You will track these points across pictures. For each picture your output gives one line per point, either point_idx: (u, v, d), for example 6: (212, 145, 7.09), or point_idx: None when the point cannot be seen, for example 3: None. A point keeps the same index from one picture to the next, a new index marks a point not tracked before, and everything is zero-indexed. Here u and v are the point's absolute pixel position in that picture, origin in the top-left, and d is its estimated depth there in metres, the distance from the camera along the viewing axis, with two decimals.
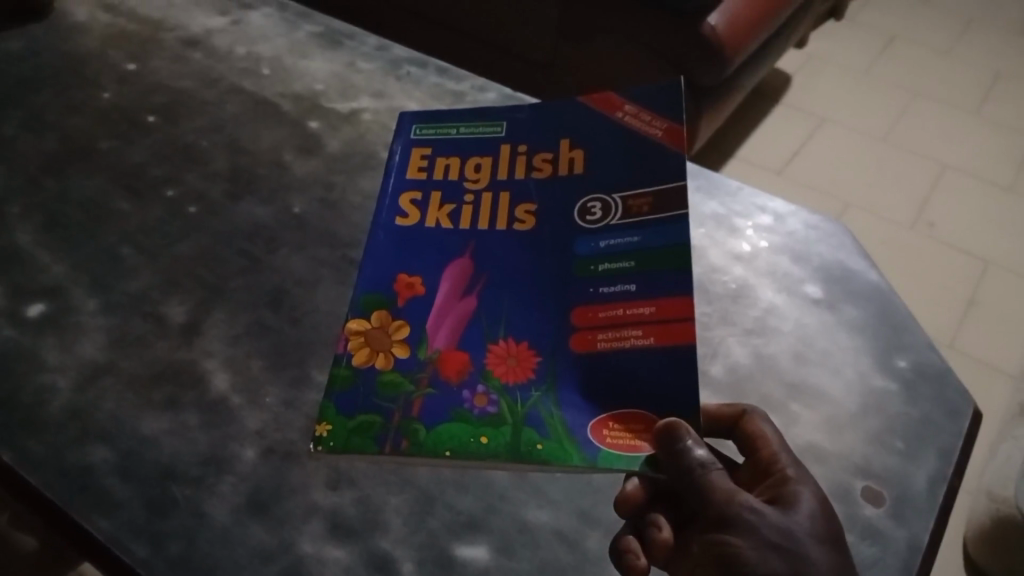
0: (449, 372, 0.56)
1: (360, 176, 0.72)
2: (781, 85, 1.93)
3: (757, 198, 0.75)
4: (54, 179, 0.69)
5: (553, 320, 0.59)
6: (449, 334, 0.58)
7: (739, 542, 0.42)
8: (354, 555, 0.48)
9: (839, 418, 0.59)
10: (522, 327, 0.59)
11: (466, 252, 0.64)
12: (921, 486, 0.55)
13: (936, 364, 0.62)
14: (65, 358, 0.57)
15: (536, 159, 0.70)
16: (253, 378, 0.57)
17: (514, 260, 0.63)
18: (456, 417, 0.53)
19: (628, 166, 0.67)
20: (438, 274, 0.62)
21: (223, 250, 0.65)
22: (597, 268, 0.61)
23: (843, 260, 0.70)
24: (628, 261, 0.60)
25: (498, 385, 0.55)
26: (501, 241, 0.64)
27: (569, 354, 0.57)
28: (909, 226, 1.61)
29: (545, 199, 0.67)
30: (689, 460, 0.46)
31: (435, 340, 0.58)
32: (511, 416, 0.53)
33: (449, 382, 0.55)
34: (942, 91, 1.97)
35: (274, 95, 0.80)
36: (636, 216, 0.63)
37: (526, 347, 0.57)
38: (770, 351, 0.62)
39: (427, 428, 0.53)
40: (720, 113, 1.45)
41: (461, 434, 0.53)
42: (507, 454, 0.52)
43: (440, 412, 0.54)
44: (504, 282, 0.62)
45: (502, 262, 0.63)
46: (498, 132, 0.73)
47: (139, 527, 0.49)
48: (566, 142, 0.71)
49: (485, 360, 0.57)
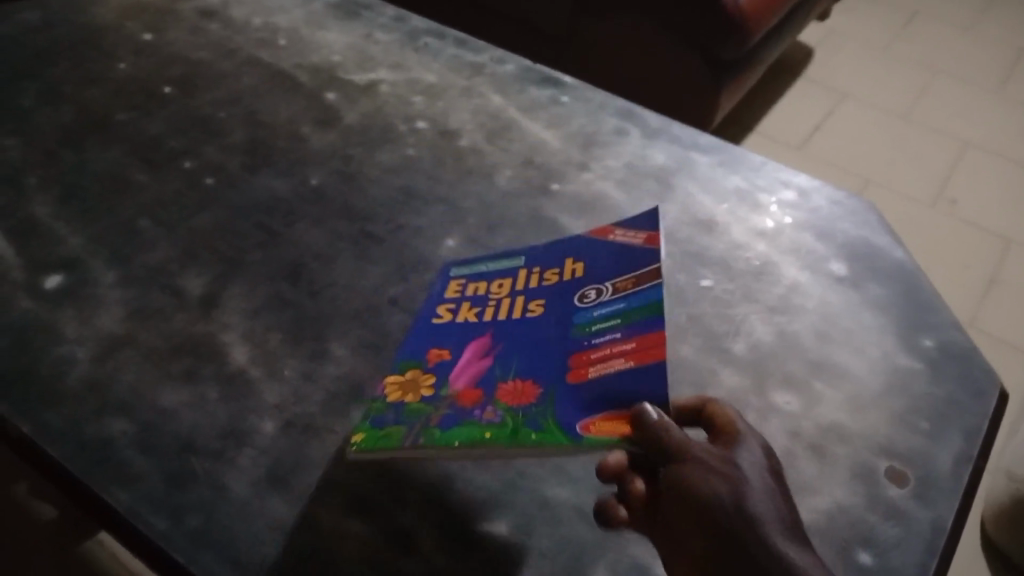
0: (464, 401, 0.52)
1: (378, 150, 0.71)
2: (802, 60, 1.90)
3: (780, 174, 0.74)
4: (71, 150, 0.69)
5: (552, 363, 0.53)
6: (471, 376, 0.53)
7: (687, 472, 0.41)
8: (372, 530, 0.48)
9: (863, 397, 0.58)
10: (529, 366, 0.53)
11: (484, 335, 0.56)
12: (944, 467, 0.54)
13: (961, 344, 0.61)
14: (83, 330, 0.57)
15: (542, 273, 0.61)
16: (272, 351, 0.56)
17: (525, 334, 0.56)
18: (466, 423, 0.50)
19: (623, 254, 0.60)
20: (461, 343, 0.56)
21: (240, 223, 0.65)
22: (591, 330, 0.54)
23: (868, 238, 0.69)
24: (615, 318, 0.54)
25: (505, 406, 0.51)
26: (517, 333, 0.56)
27: (564, 388, 0.51)
28: (930, 204, 1.58)
29: (557, 304, 0.57)
30: (648, 419, 0.44)
31: (454, 382, 0.53)
32: (512, 420, 0.50)
33: (466, 403, 0.51)
34: (965, 66, 1.94)
35: (292, 66, 0.79)
36: (626, 289, 0.55)
37: (530, 382, 0.52)
38: (794, 329, 0.61)
39: (441, 430, 0.50)
40: (739, 90, 1.42)
41: (469, 432, 0.49)
42: (512, 442, 0.48)
43: (455, 420, 0.50)
44: (515, 345, 0.55)
45: (517, 344, 0.55)
46: (511, 258, 0.63)
47: (158, 499, 0.48)
48: (573, 263, 0.61)
49: (499, 392, 0.52)
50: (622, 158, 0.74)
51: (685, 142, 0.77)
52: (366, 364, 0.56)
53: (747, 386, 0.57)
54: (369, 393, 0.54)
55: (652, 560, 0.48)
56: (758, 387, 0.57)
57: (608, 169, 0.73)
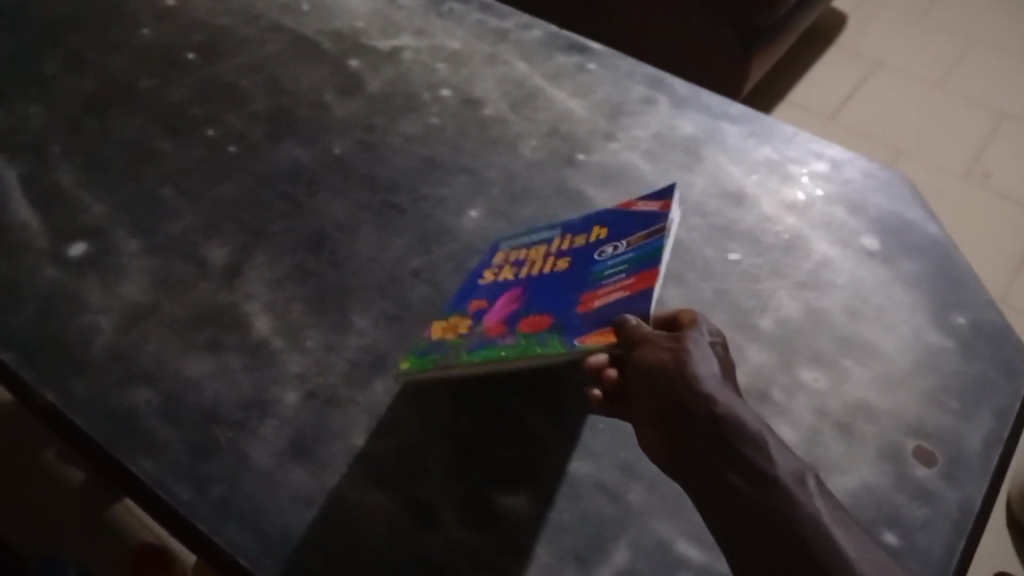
0: (493, 332, 0.50)
1: (401, 119, 0.71)
2: (835, 26, 1.86)
3: (812, 144, 0.73)
4: (95, 118, 0.69)
5: (568, 301, 0.50)
6: (504, 310, 0.51)
7: (646, 351, 0.43)
8: (393, 501, 0.48)
9: (893, 375, 0.56)
10: (547, 305, 0.50)
11: (518, 288, 0.53)
12: (975, 449, 0.53)
13: (995, 322, 0.60)
14: (107, 299, 0.57)
15: (573, 236, 0.56)
16: (294, 322, 0.56)
17: (554, 286, 0.52)
18: (489, 345, 0.49)
19: (643, 214, 0.54)
20: (501, 287, 0.54)
21: (263, 192, 0.64)
22: (607, 275, 0.50)
23: (901, 212, 0.68)
24: (623, 263, 0.50)
25: (521, 329, 0.49)
26: (548, 287, 0.52)
27: (570, 319, 0.48)
28: (964, 176, 1.55)
29: (581, 260, 0.53)
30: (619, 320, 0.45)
31: (488, 317, 0.51)
32: (525, 340, 0.48)
33: (492, 329, 0.50)
34: (1004, 34, 1.88)
35: (314, 32, 0.78)
36: (640, 238, 0.51)
37: (544, 315, 0.49)
38: (823, 305, 0.60)
39: (467, 352, 0.49)
40: (770, 58, 1.39)
41: (488, 351, 0.49)
42: (520, 356, 0.47)
43: (482, 342, 0.50)
44: (544, 289, 0.52)
45: (547, 294, 0.52)
46: (554, 227, 0.59)
47: (182, 469, 0.49)
48: (600, 228, 0.55)
49: (522, 320, 0.50)
50: (649, 128, 0.72)
51: (715, 111, 0.75)
52: (389, 335, 0.56)
53: (774, 363, 0.56)
54: (392, 365, 0.54)
55: (675, 536, 0.48)
56: (785, 364, 0.56)
57: (635, 139, 0.71)
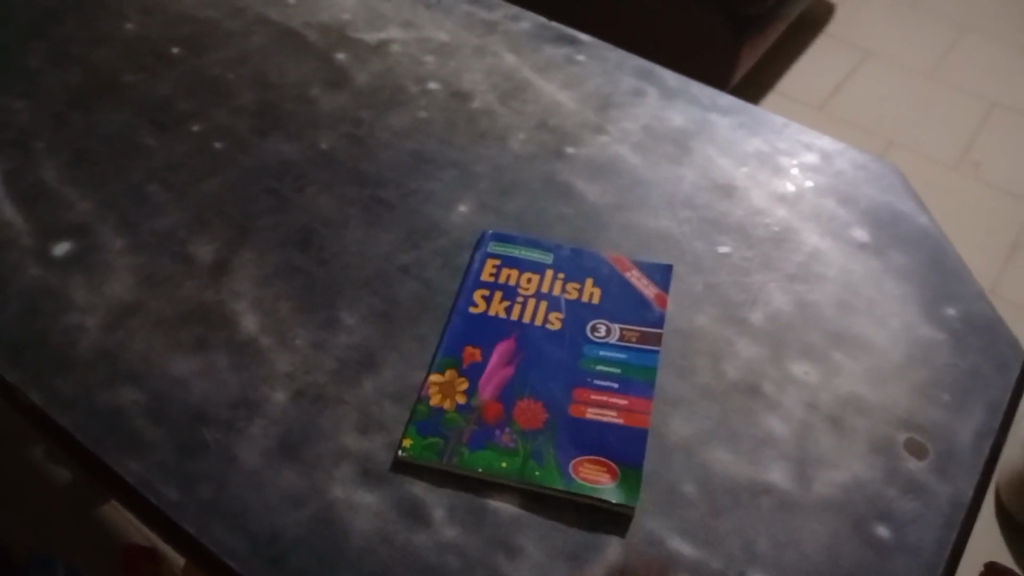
0: (490, 417, 0.52)
1: (389, 113, 0.70)
2: (826, 15, 1.85)
3: (802, 135, 0.72)
4: (79, 113, 0.68)
5: (562, 378, 0.54)
6: (498, 385, 0.53)
7: None
8: (384, 501, 0.48)
9: (884, 367, 0.56)
10: (543, 381, 0.54)
11: (509, 334, 0.56)
12: (966, 441, 0.53)
13: (986, 314, 0.60)
14: (93, 297, 0.56)
15: (565, 282, 0.59)
16: (282, 320, 0.56)
17: (546, 346, 0.55)
18: (491, 445, 0.50)
19: (641, 296, 0.58)
20: (491, 335, 0.56)
21: (250, 187, 0.64)
22: (598, 369, 0.54)
23: (892, 203, 0.68)
24: (615, 367, 0.55)
25: (520, 431, 0.51)
26: (538, 344, 0.56)
27: (562, 417, 0.52)
28: (954, 165, 1.55)
29: (572, 322, 0.57)
30: None
31: (483, 391, 0.53)
32: (526, 449, 0.50)
33: (491, 419, 0.52)
34: (994, 22, 1.88)
35: (301, 25, 0.77)
36: (631, 341, 0.56)
37: (538, 403, 0.53)
38: (814, 298, 0.60)
39: (469, 451, 0.50)
40: (760, 47, 1.39)
41: (489, 458, 0.49)
42: (518, 477, 0.49)
43: (482, 440, 0.50)
44: (536, 351, 0.55)
45: (538, 351, 0.55)
46: (546, 253, 0.61)
47: (170, 469, 0.48)
48: (592, 284, 0.59)
49: (519, 413, 0.52)
50: (639, 120, 0.72)
51: (704, 103, 0.74)
52: (377, 332, 0.55)
53: (765, 357, 0.56)
54: (381, 362, 0.54)
55: (667, 532, 0.48)
56: (776, 357, 0.56)
57: (625, 131, 0.71)
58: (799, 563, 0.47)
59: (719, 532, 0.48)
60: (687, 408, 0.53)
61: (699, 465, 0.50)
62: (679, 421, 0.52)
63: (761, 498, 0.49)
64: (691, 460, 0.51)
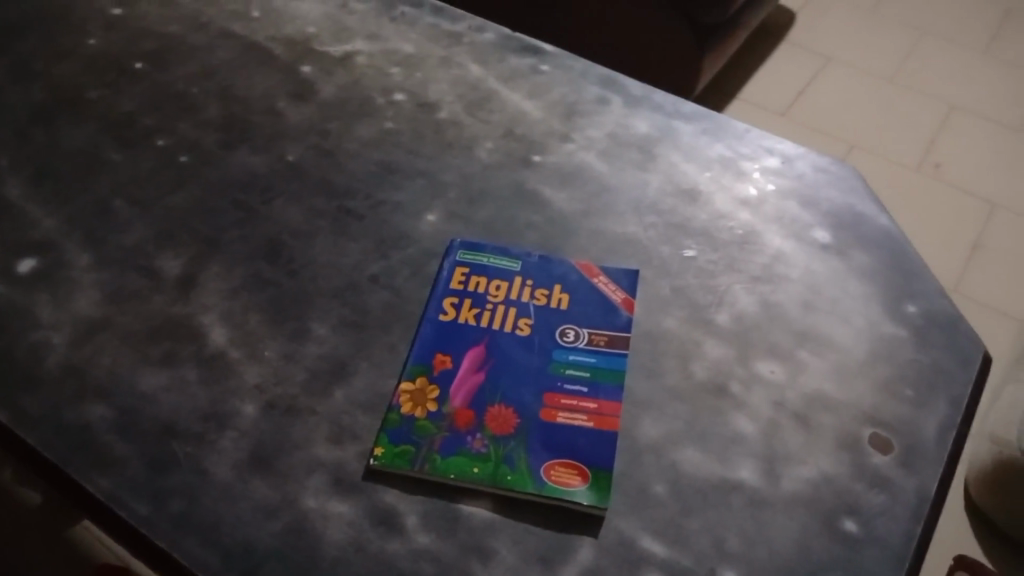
0: (461, 423, 0.52)
1: (356, 124, 0.70)
2: (787, 23, 1.88)
3: (764, 140, 0.74)
4: (42, 129, 0.67)
5: (532, 383, 0.54)
6: (468, 391, 0.54)
7: None
8: (357, 510, 0.48)
9: (848, 365, 0.57)
10: (513, 387, 0.54)
11: (479, 341, 0.56)
12: (930, 434, 0.54)
13: (946, 311, 0.61)
14: (59, 314, 0.56)
15: (533, 288, 0.60)
16: (251, 333, 0.56)
17: (516, 352, 0.56)
18: (463, 451, 0.50)
19: (608, 301, 0.59)
20: (461, 342, 0.56)
21: (217, 201, 0.63)
22: (567, 374, 0.55)
23: (852, 204, 0.69)
24: (584, 371, 0.55)
25: (492, 436, 0.51)
26: (508, 351, 0.56)
27: (533, 421, 0.52)
28: (915, 167, 1.58)
29: (541, 328, 0.57)
30: None
31: (454, 398, 0.53)
32: (498, 454, 0.50)
33: (462, 426, 0.52)
34: (951, 27, 1.92)
35: (266, 38, 0.77)
36: (599, 346, 0.57)
37: (509, 408, 0.53)
38: (778, 298, 0.61)
39: (441, 457, 0.50)
40: (724, 55, 1.41)
41: (461, 464, 0.50)
42: (491, 482, 0.49)
43: (454, 446, 0.51)
44: (506, 357, 0.56)
45: (508, 357, 0.56)
46: (514, 260, 0.61)
47: (140, 484, 0.48)
48: (560, 290, 0.60)
49: (490, 418, 0.52)
50: (604, 128, 0.73)
51: (668, 109, 0.76)
52: (348, 342, 0.56)
53: (731, 357, 0.57)
54: (352, 372, 0.54)
55: (639, 532, 0.48)
56: (742, 358, 0.57)
57: (590, 139, 0.72)
58: (769, 559, 0.47)
59: (690, 531, 0.48)
60: (656, 409, 0.54)
61: (670, 465, 0.51)
62: (649, 423, 0.53)
63: (731, 496, 0.50)
64: (661, 461, 0.51)
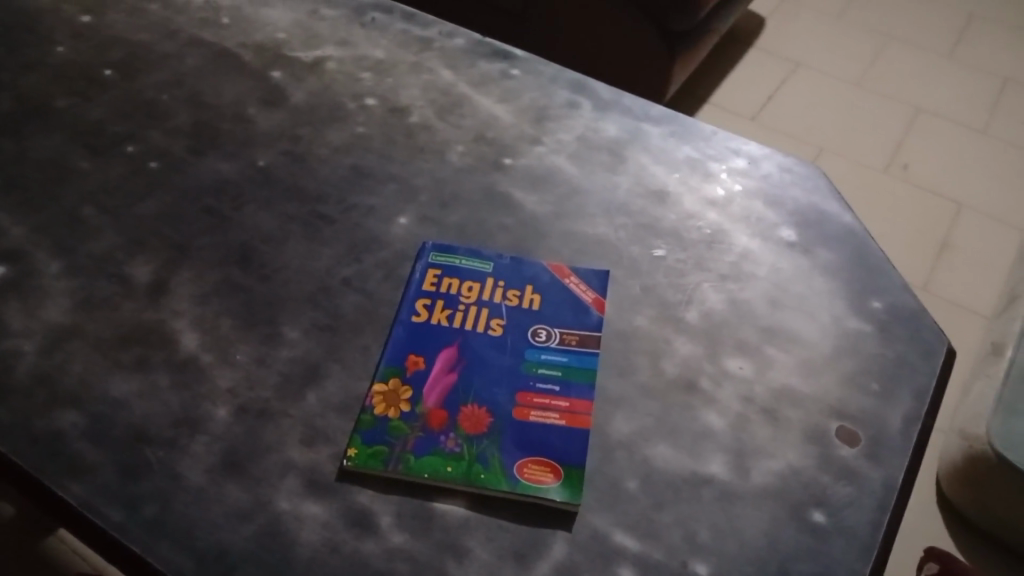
0: (435, 423, 0.52)
1: (327, 129, 0.71)
2: (756, 29, 1.91)
3: (731, 142, 0.75)
4: (9, 139, 0.67)
5: (504, 383, 0.55)
6: (442, 392, 0.54)
7: None
8: (332, 512, 0.48)
9: (816, 360, 0.59)
10: (486, 387, 0.54)
11: (452, 342, 0.57)
12: (896, 425, 0.55)
13: (909, 305, 0.63)
14: (29, 322, 0.55)
15: (505, 289, 0.60)
16: (224, 337, 0.56)
17: (489, 352, 0.56)
18: (437, 451, 0.51)
19: (579, 301, 0.60)
20: (435, 343, 0.57)
21: (188, 207, 0.63)
22: (540, 373, 0.56)
23: (817, 204, 0.70)
24: (557, 371, 0.56)
25: (465, 435, 0.52)
26: (480, 351, 0.56)
27: (506, 420, 0.53)
28: (882, 169, 1.61)
29: (513, 328, 0.58)
30: None
31: (427, 399, 0.54)
32: (471, 453, 0.51)
33: (436, 426, 0.52)
34: (915, 31, 1.96)
35: (236, 45, 0.77)
36: (571, 345, 0.57)
37: (482, 407, 0.53)
38: (746, 296, 0.62)
39: (415, 458, 0.50)
40: (694, 60, 1.43)
41: (435, 464, 0.50)
42: (465, 480, 0.49)
43: (427, 446, 0.51)
44: (479, 358, 0.56)
45: (480, 358, 0.56)
46: (486, 262, 0.62)
47: (112, 490, 0.48)
48: (532, 291, 0.60)
49: (463, 418, 0.53)
50: (574, 131, 0.74)
51: (637, 113, 0.77)
52: (320, 345, 0.56)
53: (701, 354, 0.58)
54: (325, 374, 0.54)
55: (612, 527, 0.48)
56: (712, 354, 0.58)
57: (560, 142, 0.72)
58: (739, 551, 0.48)
59: (662, 525, 0.49)
60: (628, 406, 0.54)
61: (642, 461, 0.52)
62: (621, 420, 0.54)
63: (701, 489, 0.51)
64: (633, 457, 0.52)
